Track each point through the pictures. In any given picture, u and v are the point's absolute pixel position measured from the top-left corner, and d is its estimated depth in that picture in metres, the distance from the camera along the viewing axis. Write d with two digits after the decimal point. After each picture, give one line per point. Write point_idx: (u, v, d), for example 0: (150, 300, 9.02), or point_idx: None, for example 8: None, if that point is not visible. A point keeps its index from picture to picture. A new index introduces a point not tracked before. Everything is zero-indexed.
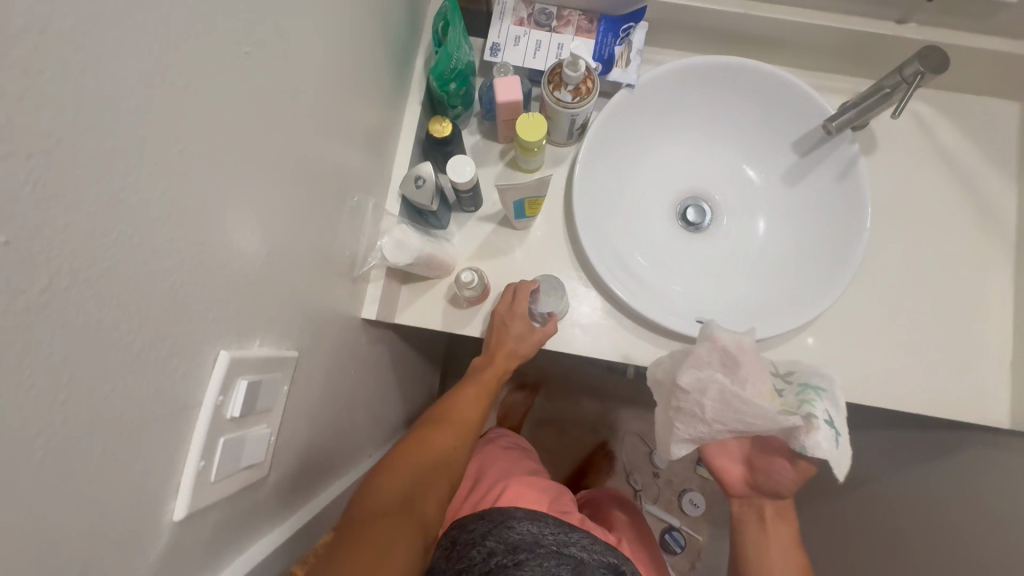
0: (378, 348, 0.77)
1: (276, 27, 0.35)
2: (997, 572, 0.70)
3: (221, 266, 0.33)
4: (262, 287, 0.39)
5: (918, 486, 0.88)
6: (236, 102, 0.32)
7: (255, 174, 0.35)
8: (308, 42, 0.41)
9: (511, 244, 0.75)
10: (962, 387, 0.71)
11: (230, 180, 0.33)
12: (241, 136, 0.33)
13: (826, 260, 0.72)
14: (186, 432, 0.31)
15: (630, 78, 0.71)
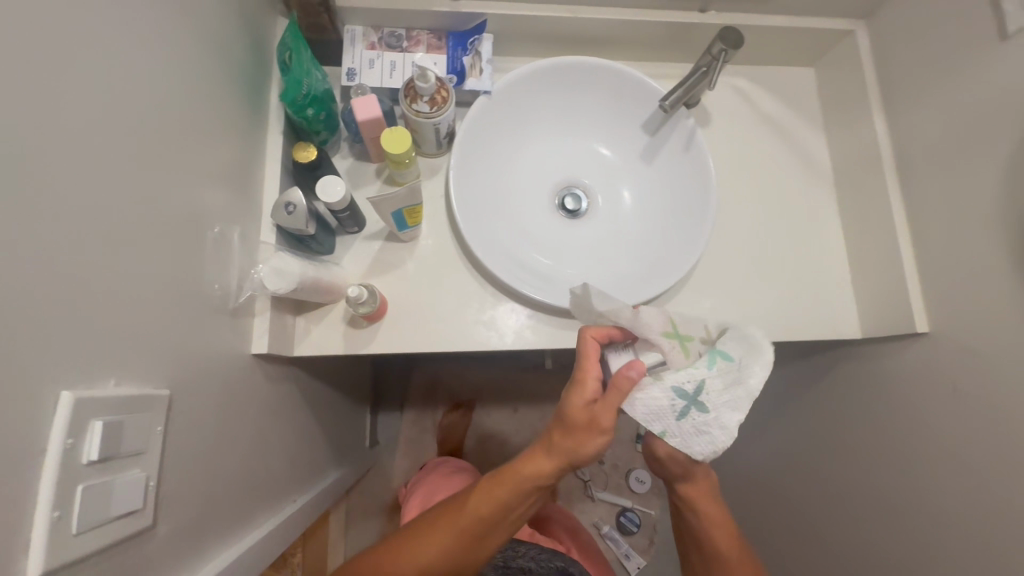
0: (283, 385, 0.74)
1: (88, 66, 0.36)
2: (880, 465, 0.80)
3: (52, 305, 0.32)
4: (113, 326, 0.37)
5: (811, 410, 0.99)
6: (42, 138, 0.31)
7: (82, 211, 0.35)
8: (131, 79, 0.41)
9: (402, 257, 0.76)
10: (818, 311, 0.82)
11: (50, 216, 0.32)
12: (55, 171, 0.32)
13: (688, 223, 0.80)
14: (29, 482, 0.30)
15: (485, 85, 0.76)
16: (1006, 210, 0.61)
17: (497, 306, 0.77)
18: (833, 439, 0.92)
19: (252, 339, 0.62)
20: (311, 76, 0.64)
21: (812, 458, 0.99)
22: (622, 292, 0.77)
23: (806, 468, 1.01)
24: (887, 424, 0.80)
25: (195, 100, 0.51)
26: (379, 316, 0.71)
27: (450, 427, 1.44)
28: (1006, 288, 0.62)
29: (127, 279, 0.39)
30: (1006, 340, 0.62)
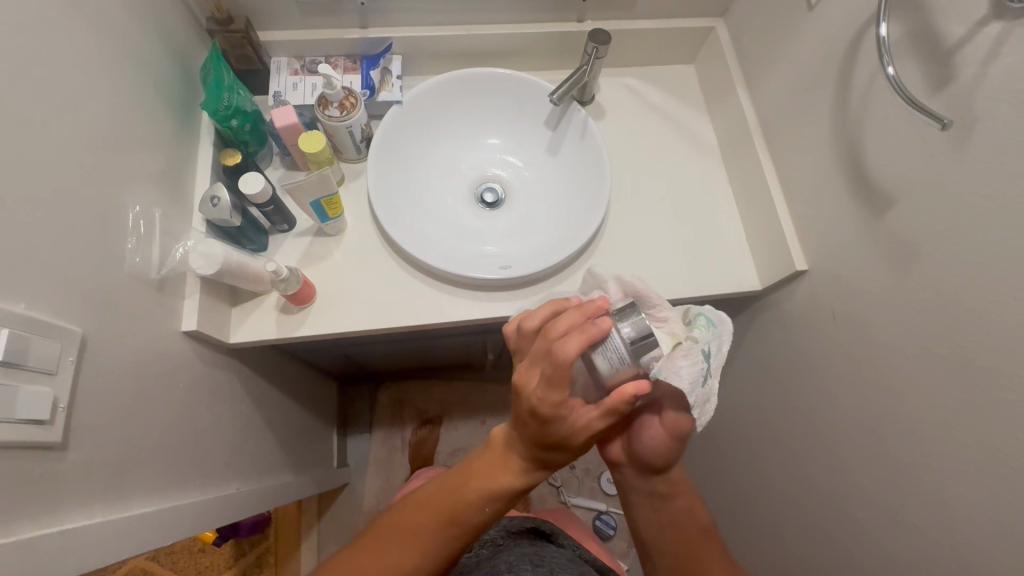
0: (223, 375, 0.80)
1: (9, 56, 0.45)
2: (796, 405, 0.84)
3: None
4: (24, 262, 0.44)
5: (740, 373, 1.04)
6: None
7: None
8: (54, 75, 0.51)
9: (330, 249, 0.84)
10: (719, 269, 0.89)
11: None
12: None
13: (590, 198, 0.89)
14: None
15: (396, 96, 0.87)
16: (839, 146, 0.70)
17: (419, 286, 0.84)
18: (761, 395, 0.96)
19: (182, 318, 0.68)
20: (233, 91, 0.75)
21: (749, 420, 1.02)
22: (533, 262, 0.85)
23: (747, 432, 1.04)
24: (796, 366, 0.85)
25: (122, 106, 0.61)
26: (306, 299, 0.78)
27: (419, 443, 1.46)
28: (850, 211, 0.70)
29: (44, 230, 0.47)
30: (858, 257, 0.69)
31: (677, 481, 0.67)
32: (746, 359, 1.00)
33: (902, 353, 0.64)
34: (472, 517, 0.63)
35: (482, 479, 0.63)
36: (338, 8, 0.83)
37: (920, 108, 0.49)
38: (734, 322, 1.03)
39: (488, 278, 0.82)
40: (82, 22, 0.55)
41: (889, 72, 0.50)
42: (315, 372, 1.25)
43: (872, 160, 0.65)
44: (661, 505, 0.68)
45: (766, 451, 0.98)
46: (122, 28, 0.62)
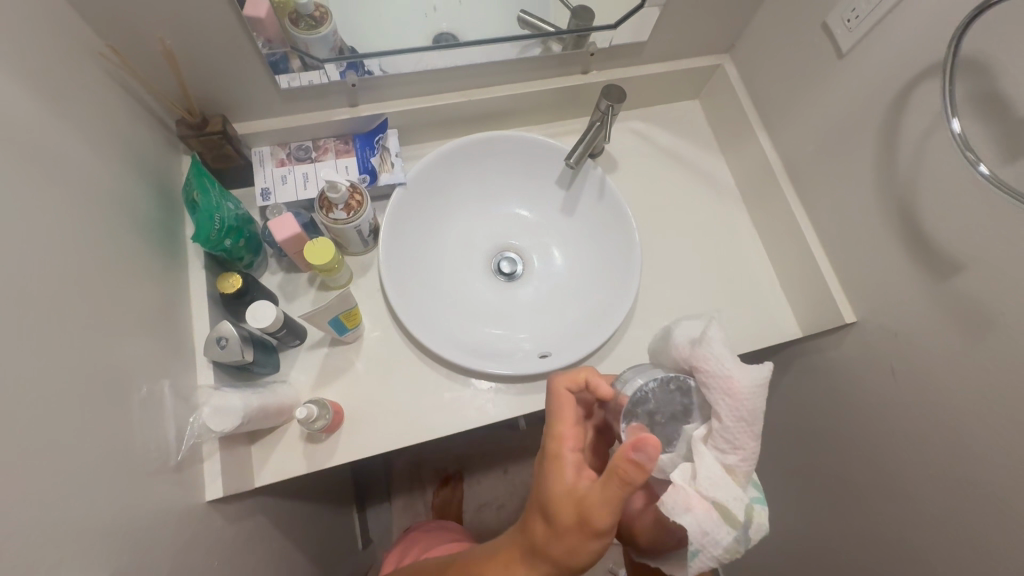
0: (251, 520, 0.71)
1: None
2: (853, 454, 0.82)
3: None
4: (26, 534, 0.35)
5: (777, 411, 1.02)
6: None
7: None
8: (23, 271, 0.41)
9: (349, 358, 0.76)
10: (757, 320, 0.86)
11: None
12: None
13: (618, 263, 0.83)
14: None
15: (399, 177, 0.79)
16: (886, 201, 0.67)
17: (453, 385, 0.77)
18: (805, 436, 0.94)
19: (205, 485, 0.59)
20: (222, 208, 0.65)
21: None
22: (570, 342, 0.79)
23: None
24: (845, 414, 0.83)
25: (104, 267, 0.51)
26: (335, 426, 0.70)
27: (443, 507, 1.39)
28: (906, 269, 0.67)
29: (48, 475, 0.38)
30: (918, 317, 0.67)
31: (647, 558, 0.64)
32: (781, 399, 0.98)
33: (976, 417, 0.62)
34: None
35: (483, 574, 0.56)
36: (325, 90, 0.74)
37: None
38: (766, 360, 1.01)
39: (527, 369, 0.76)
40: (44, 185, 0.46)
41: (982, 168, 0.47)
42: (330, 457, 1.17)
43: (929, 220, 0.62)
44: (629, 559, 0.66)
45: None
46: (89, 171, 0.52)
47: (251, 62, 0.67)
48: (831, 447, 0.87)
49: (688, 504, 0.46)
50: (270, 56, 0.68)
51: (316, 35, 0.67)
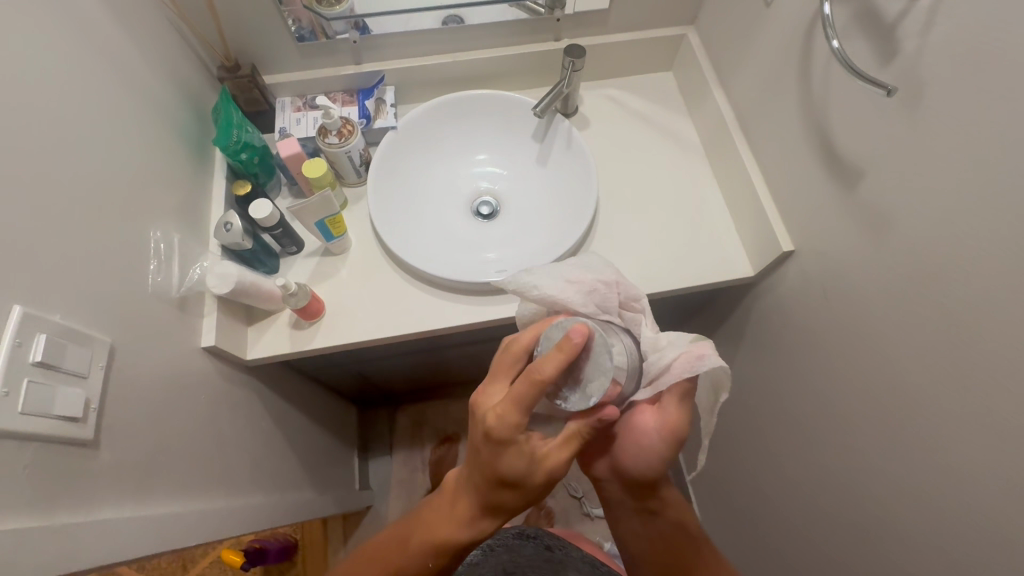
0: (244, 391, 0.84)
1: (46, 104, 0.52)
2: (804, 387, 0.85)
3: (10, 246, 0.45)
4: (58, 277, 0.50)
5: (744, 365, 1.04)
6: (10, 142, 0.47)
7: (38, 191, 0.49)
8: (84, 119, 0.58)
9: (336, 267, 0.90)
10: (711, 259, 0.91)
11: (14, 189, 0.46)
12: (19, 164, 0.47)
13: (579, 201, 0.93)
14: None
15: (391, 123, 0.94)
16: (808, 126, 0.73)
17: (422, 295, 0.88)
18: (766, 383, 0.97)
19: (201, 334, 0.73)
20: (241, 127, 0.82)
21: (757, 414, 1.02)
22: (527, 265, 0.89)
23: (757, 426, 1.03)
24: (795, 347, 0.85)
25: (145, 145, 0.68)
26: (315, 313, 0.83)
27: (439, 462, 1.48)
28: (827, 188, 0.72)
29: (78, 249, 0.53)
30: (839, 231, 0.71)
31: (669, 496, 0.64)
32: (748, 348, 1.01)
33: (887, 319, 0.65)
34: (420, 563, 0.56)
35: (428, 527, 0.56)
36: (334, 48, 0.92)
37: (860, 76, 0.55)
38: (733, 313, 1.04)
39: (486, 283, 0.86)
40: (106, 73, 0.63)
41: (835, 44, 0.57)
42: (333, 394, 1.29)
43: (839, 136, 0.68)
44: (646, 515, 0.65)
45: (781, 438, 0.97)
46: (142, 77, 0.70)
47: (276, 21, 0.86)
48: (787, 385, 0.89)
49: (703, 348, 0.53)
50: (298, 30, 0.88)
51: (333, 11, 0.86)
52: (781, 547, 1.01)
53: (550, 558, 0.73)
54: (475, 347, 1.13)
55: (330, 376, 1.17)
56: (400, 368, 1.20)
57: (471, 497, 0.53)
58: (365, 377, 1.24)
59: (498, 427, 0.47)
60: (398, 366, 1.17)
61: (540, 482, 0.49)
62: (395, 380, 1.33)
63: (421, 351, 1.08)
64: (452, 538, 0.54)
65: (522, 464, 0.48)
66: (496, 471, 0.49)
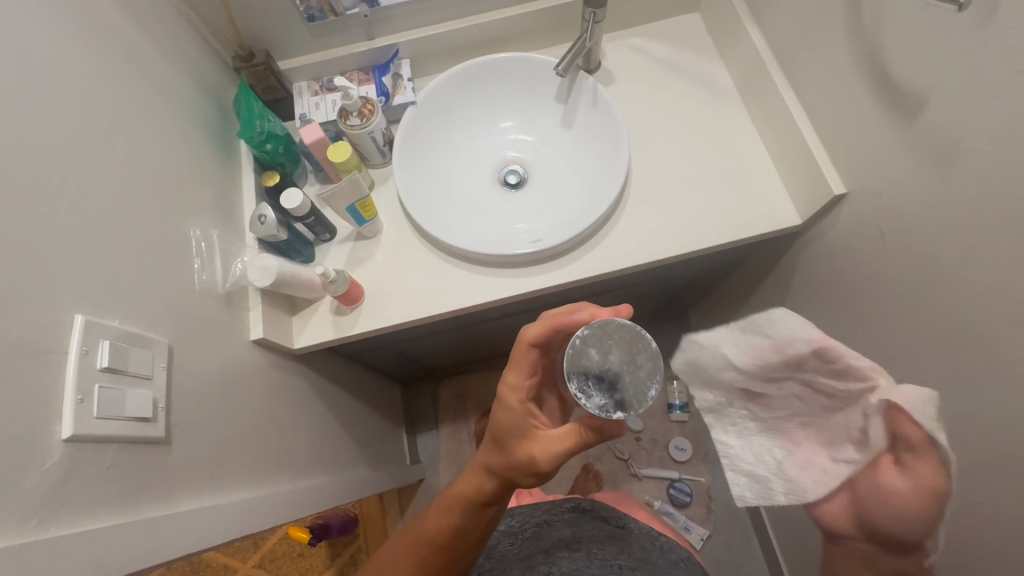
0: (295, 378, 0.86)
1: (76, 113, 0.52)
2: (863, 334, 0.81)
3: (64, 258, 0.46)
4: (113, 284, 0.51)
5: (795, 316, 1.00)
6: (48, 156, 0.47)
7: (81, 201, 0.50)
8: (113, 124, 0.57)
9: (371, 250, 0.89)
10: (753, 209, 0.87)
11: (58, 201, 0.47)
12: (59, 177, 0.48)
13: (610, 161, 0.89)
14: (58, 370, 0.42)
15: (410, 98, 0.92)
16: (858, 56, 0.68)
17: (459, 272, 0.87)
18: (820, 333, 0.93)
19: (249, 327, 0.74)
20: (263, 117, 0.82)
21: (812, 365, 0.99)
22: (562, 232, 0.86)
23: None
24: (856, 294, 0.82)
25: (173, 144, 0.68)
26: (355, 298, 0.83)
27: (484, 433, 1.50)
28: (882, 122, 0.67)
29: (128, 255, 0.54)
30: (896, 167, 0.66)
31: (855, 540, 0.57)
32: (800, 298, 0.97)
33: (954, 260, 0.61)
34: (431, 530, 0.59)
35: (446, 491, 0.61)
36: (345, 25, 0.89)
37: None
38: (781, 261, 1.00)
39: (521, 254, 0.84)
40: (127, 74, 0.62)
41: None
42: (378, 376, 1.32)
43: (894, 63, 0.62)
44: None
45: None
46: (161, 76, 0.69)
47: (285, 3, 0.84)
48: (844, 334, 0.86)
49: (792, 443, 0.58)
50: (307, 10, 0.85)
51: None
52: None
53: (614, 533, 0.74)
54: (513, 318, 1.12)
55: (374, 358, 1.19)
56: (440, 345, 1.20)
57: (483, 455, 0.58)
58: (406, 356, 1.26)
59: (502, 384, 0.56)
60: (439, 343, 1.18)
61: (522, 455, 0.53)
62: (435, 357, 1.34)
63: (460, 327, 1.08)
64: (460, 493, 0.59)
65: (510, 424, 0.54)
66: (495, 423, 0.56)
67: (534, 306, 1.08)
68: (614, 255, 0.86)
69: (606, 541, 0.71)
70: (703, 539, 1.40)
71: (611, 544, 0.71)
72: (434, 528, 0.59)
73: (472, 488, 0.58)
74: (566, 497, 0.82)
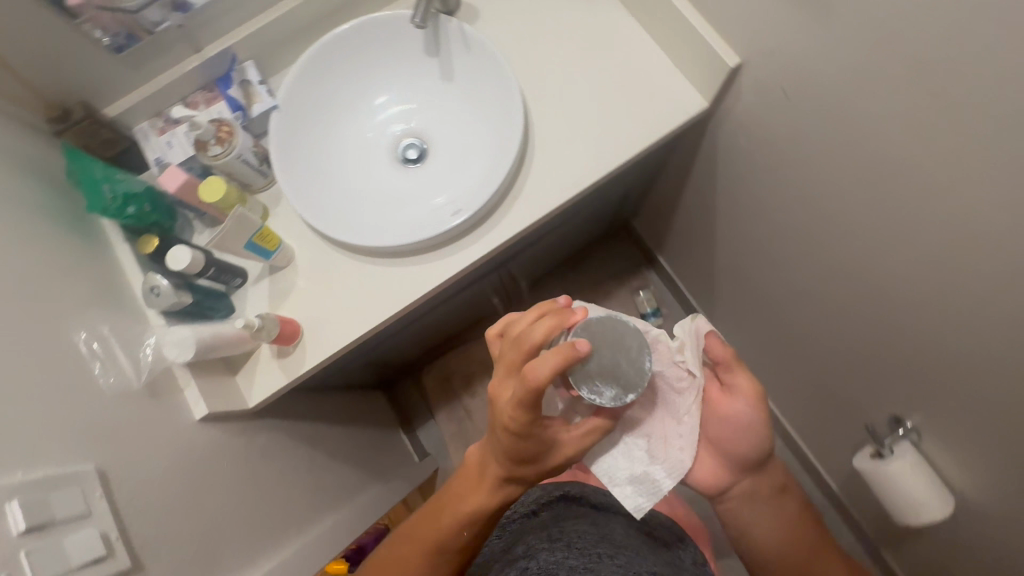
0: (262, 436, 0.81)
1: None
2: (800, 192, 0.82)
3: None
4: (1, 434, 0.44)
5: (732, 195, 1.01)
6: None
7: None
8: None
9: (292, 279, 0.82)
10: (659, 108, 0.84)
11: None
12: None
13: (504, 102, 0.83)
14: None
15: (270, 103, 0.82)
16: None
17: (392, 269, 0.82)
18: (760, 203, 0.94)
19: (191, 408, 0.68)
20: (110, 180, 0.72)
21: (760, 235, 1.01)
22: (480, 193, 0.81)
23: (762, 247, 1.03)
24: (783, 155, 0.81)
25: (15, 245, 0.58)
26: (292, 334, 0.77)
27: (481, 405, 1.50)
28: None
29: (6, 394, 0.46)
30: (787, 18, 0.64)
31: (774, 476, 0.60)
32: (732, 176, 0.97)
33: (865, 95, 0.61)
34: (448, 545, 0.55)
35: (453, 502, 0.55)
36: (164, 44, 0.77)
37: None
38: (706, 147, 0.99)
39: (445, 232, 0.79)
40: None
41: None
42: (357, 390, 1.27)
43: None
44: (778, 498, 0.60)
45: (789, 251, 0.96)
46: None
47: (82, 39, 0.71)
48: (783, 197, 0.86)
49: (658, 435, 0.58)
50: (112, 41, 0.73)
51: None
52: (820, 346, 1.05)
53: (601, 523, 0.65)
54: (468, 288, 1.06)
55: (343, 378, 1.13)
56: (406, 341, 1.15)
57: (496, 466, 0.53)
58: (377, 363, 1.20)
59: (516, 413, 0.46)
60: (403, 340, 1.12)
61: (554, 463, 0.52)
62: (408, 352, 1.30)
63: (419, 319, 1.02)
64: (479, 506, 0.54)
65: (543, 445, 0.49)
66: (518, 449, 0.48)
67: (485, 270, 1.02)
68: (538, 202, 0.82)
69: (589, 533, 0.63)
70: None
71: (588, 523, 0.66)
72: (452, 543, 0.55)
73: (495, 500, 0.54)
74: (556, 483, 0.74)
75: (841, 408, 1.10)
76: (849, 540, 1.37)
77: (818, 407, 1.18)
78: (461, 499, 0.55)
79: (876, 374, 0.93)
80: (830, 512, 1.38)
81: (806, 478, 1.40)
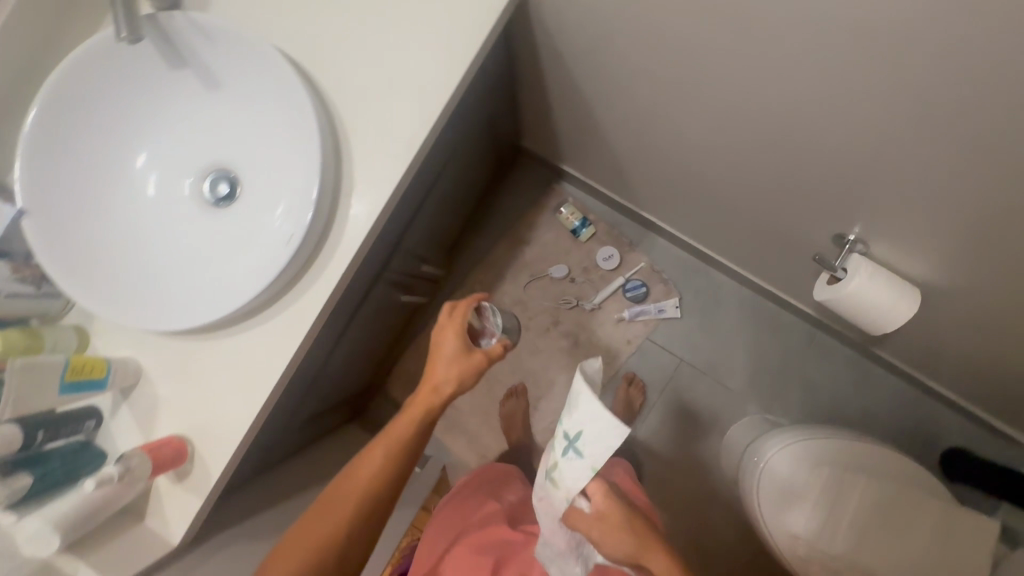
0: (207, 558, 0.73)
1: None
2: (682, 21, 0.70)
3: None
4: None
5: (601, 69, 0.88)
6: None
7: None
8: None
9: (150, 391, 0.70)
10: (455, 15, 0.69)
11: None
12: None
13: (280, 87, 0.69)
14: None
15: (10, 211, 0.66)
16: None
17: (255, 328, 0.70)
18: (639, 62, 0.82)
19: None
20: None
21: (646, 99, 0.90)
22: (301, 202, 0.67)
23: (654, 111, 0.91)
24: None
25: None
26: (179, 454, 0.67)
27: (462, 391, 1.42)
28: None
29: None
30: None
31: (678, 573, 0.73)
32: (596, 45, 0.83)
33: None
34: (382, 476, 0.71)
35: (386, 434, 0.74)
36: None
37: None
38: (546, 29, 0.86)
39: (284, 266, 0.66)
40: None
41: None
42: (324, 440, 1.16)
43: None
44: None
45: (675, 107, 0.87)
46: None
47: None
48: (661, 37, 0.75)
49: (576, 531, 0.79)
50: None
51: None
52: (744, 190, 0.98)
53: None
54: (382, 275, 0.90)
55: (302, 432, 0.99)
56: (349, 361, 1.00)
57: (418, 411, 0.74)
58: (332, 395, 1.05)
59: (440, 357, 0.76)
60: (344, 359, 0.97)
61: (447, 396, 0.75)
62: (364, 366, 1.14)
63: (341, 358, 0.89)
64: (404, 430, 0.73)
65: (454, 382, 0.75)
66: (438, 386, 0.75)
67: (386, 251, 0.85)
68: (374, 180, 0.69)
69: None
70: (678, 305, 1.44)
71: None
72: (384, 479, 0.71)
73: (410, 431, 0.73)
74: None
75: (786, 238, 1.06)
76: (839, 345, 1.40)
77: (765, 245, 1.14)
78: (391, 434, 0.73)
79: (805, 192, 0.87)
80: (813, 331, 1.41)
81: (780, 308, 1.41)
